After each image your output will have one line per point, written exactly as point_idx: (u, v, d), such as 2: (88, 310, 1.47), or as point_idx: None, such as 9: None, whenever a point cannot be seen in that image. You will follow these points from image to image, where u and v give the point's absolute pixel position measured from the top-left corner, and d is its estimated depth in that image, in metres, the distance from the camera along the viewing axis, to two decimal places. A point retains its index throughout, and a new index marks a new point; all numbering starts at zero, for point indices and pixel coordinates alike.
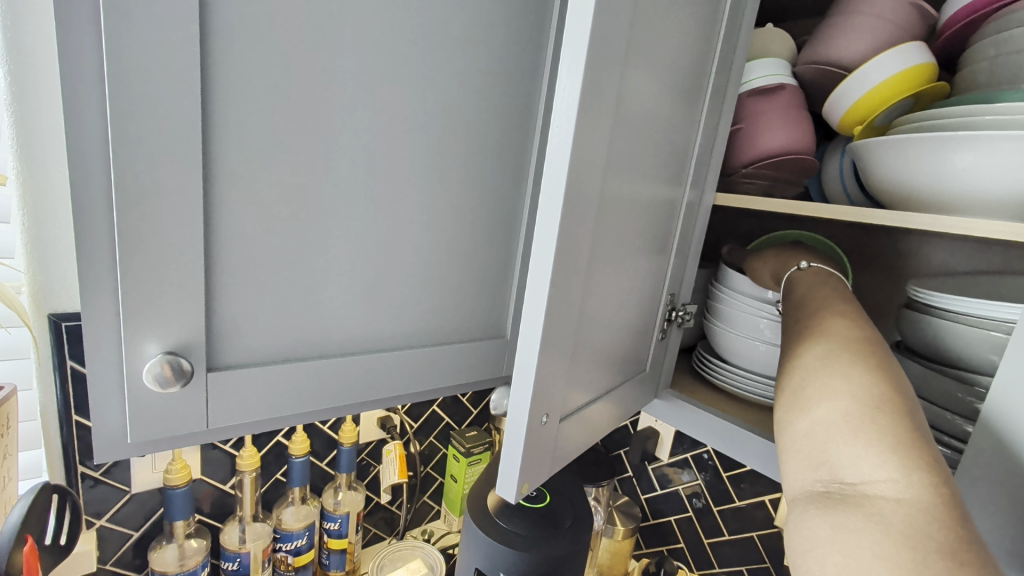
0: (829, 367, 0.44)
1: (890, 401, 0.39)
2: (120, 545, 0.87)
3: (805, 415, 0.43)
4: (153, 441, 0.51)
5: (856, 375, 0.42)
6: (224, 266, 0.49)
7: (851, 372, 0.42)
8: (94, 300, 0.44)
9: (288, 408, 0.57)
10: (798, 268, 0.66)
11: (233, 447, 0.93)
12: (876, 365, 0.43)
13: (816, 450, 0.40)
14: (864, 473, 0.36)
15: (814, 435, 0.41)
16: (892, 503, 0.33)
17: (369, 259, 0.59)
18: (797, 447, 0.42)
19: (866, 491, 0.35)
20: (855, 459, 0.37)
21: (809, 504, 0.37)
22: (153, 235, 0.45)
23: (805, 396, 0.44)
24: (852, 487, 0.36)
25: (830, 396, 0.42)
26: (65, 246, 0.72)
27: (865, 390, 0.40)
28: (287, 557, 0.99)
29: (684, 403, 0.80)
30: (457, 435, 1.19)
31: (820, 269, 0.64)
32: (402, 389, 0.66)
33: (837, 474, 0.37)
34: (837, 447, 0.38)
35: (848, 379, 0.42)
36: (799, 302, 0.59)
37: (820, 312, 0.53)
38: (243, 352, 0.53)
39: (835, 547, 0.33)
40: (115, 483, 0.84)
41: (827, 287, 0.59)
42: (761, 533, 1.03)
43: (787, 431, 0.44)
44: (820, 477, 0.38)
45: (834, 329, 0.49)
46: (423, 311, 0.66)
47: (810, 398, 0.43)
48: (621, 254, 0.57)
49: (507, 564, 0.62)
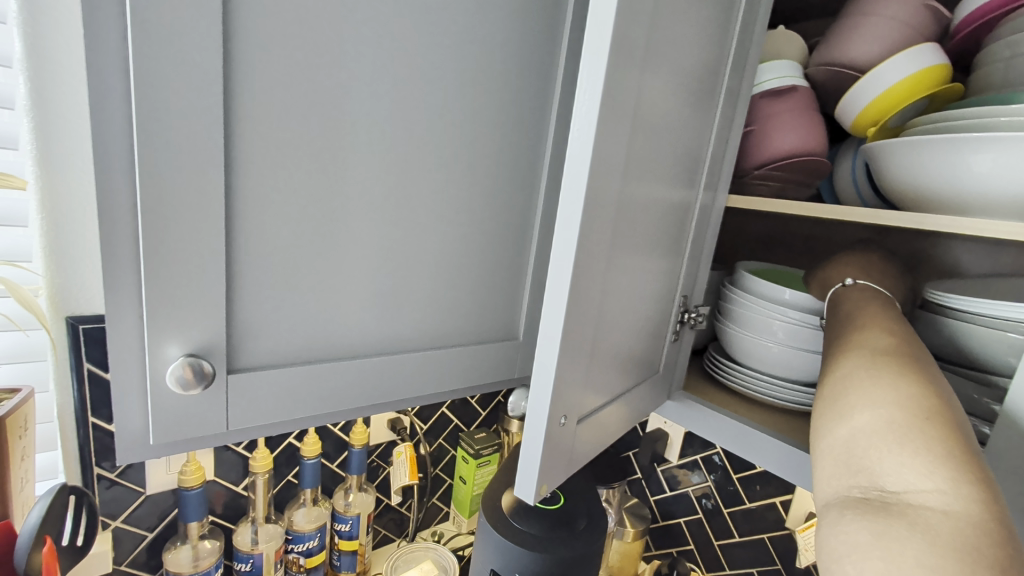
0: (875, 376, 0.44)
1: (940, 413, 0.39)
2: (134, 546, 0.88)
3: (846, 422, 0.42)
4: (174, 442, 0.51)
5: (904, 386, 0.41)
6: (245, 269, 0.50)
7: (899, 382, 0.42)
8: (118, 303, 0.45)
9: (306, 409, 0.57)
10: (841, 285, 0.65)
11: (245, 448, 0.94)
12: (926, 377, 0.42)
13: (856, 458, 0.40)
14: (908, 482, 0.36)
15: (853, 443, 0.41)
16: (939, 515, 0.33)
17: (386, 262, 0.59)
18: (835, 454, 0.42)
19: (910, 500, 0.35)
20: (898, 468, 0.37)
21: (844, 509, 0.37)
22: (176, 238, 0.45)
23: (847, 403, 0.44)
24: (894, 495, 0.36)
25: (875, 403, 0.41)
26: (81, 249, 0.73)
27: (913, 399, 0.40)
28: (298, 558, 0.99)
29: (697, 405, 0.80)
30: (466, 438, 1.19)
31: (869, 286, 0.63)
32: (416, 390, 0.66)
33: (877, 481, 0.37)
34: (879, 455, 0.38)
35: (896, 389, 0.41)
36: (844, 315, 0.58)
37: (866, 324, 0.53)
38: (262, 355, 0.53)
39: (876, 552, 0.33)
40: (130, 484, 0.85)
41: (875, 303, 0.58)
42: (772, 534, 1.03)
43: (823, 438, 0.44)
44: (858, 483, 0.38)
45: (882, 341, 0.48)
46: (438, 314, 0.66)
47: (852, 406, 0.43)
48: (637, 257, 0.57)
49: (523, 566, 0.62)
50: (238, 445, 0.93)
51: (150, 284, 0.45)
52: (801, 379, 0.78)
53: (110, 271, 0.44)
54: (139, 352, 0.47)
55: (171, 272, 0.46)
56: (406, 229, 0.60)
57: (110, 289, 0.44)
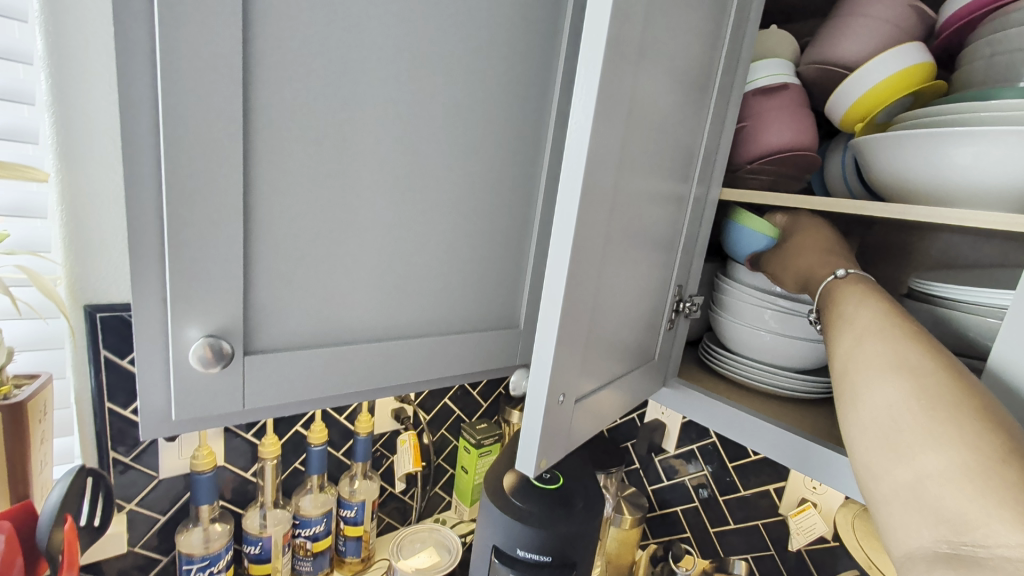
0: (930, 407, 0.41)
1: (1012, 450, 0.37)
2: (147, 529, 0.90)
3: (908, 462, 0.40)
4: (194, 419, 0.54)
5: (966, 422, 0.39)
6: (261, 255, 0.53)
7: (958, 415, 0.39)
8: (145, 286, 0.48)
9: (317, 391, 0.60)
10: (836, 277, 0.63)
11: (254, 435, 0.97)
12: (980, 403, 0.40)
13: (928, 505, 0.38)
14: (997, 535, 0.34)
15: (922, 490, 0.39)
16: None
17: (393, 252, 0.62)
18: (902, 501, 0.40)
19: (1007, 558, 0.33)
20: (983, 518, 0.35)
21: (933, 566, 0.36)
22: (198, 225, 0.48)
23: (904, 443, 0.41)
24: (987, 552, 0.34)
25: (939, 443, 0.39)
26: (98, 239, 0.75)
27: (980, 437, 0.38)
28: (305, 543, 1.02)
29: (691, 391, 0.82)
30: (468, 428, 1.22)
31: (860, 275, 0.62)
32: (422, 375, 0.69)
33: (965, 535, 0.35)
34: (961, 506, 0.36)
35: (959, 428, 0.39)
36: (846, 316, 0.55)
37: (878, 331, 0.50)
38: (276, 337, 0.56)
39: None
40: (144, 468, 0.87)
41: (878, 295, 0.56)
42: (765, 521, 1.06)
43: (880, 479, 0.42)
44: (943, 538, 0.36)
45: (912, 356, 0.45)
46: (442, 302, 0.69)
47: (911, 444, 0.40)
48: (632, 249, 0.60)
49: (524, 541, 0.65)
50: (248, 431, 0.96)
51: (174, 268, 0.48)
52: (792, 366, 0.81)
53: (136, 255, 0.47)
54: (163, 332, 0.50)
55: (193, 257, 0.48)
56: (411, 220, 0.63)
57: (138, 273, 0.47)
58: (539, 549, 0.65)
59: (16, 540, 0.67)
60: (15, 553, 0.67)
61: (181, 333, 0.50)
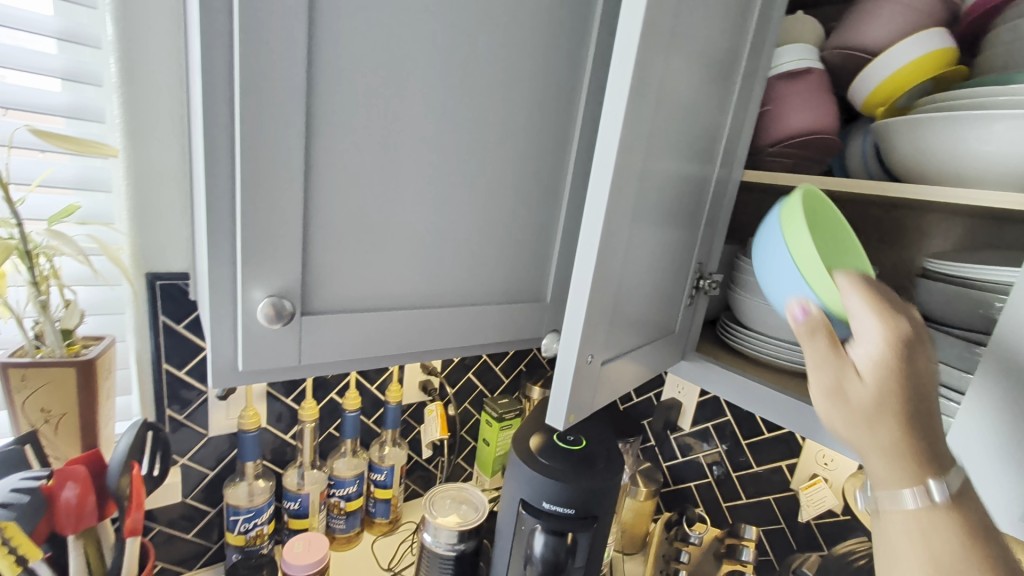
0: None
1: None
2: (196, 483, 0.95)
3: None
4: (256, 373, 0.60)
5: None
6: (318, 224, 0.58)
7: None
8: (219, 249, 0.53)
9: (364, 352, 0.65)
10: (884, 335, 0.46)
11: (294, 399, 1.01)
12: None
13: None
14: None
15: None
16: None
17: (433, 226, 0.67)
18: None
19: None
20: None
21: None
22: (265, 196, 0.53)
23: None
24: None
25: None
26: (159, 213, 0.81)
27: None
28: (339, 502, 1.07)
29: (708, 364, 0.86)
30: (490, 402, 1.27)
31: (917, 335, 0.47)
32: (456, 342, 0.74)
33: None
34: None
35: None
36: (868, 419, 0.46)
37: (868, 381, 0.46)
38: (329, 301, 0.61)
39: None
40: (195, 426, 0.92)
41: (892, 355, 0.45)
42: (777, 496, 1.10)
43: None
44: None
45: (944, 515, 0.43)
46: (474, 275, 0.74)
47: None
48: (658, 225, 0.64)
49: (550, 494, 0.71)
50: (283, 395, 1.00)
51: (245, 233, 0.53)
52: None
53: (213, 220, 0.52)
54: (233, 292, 0.55)
55: (260, 224, 0.54)
56: (448, 196, 0.67)
57: (212, 237, 0.53)
58: (562, 501, 0.71)
59: (90, 481, 0.73)
60: (88, 493, 0.72)
61: (248, 293, 0.55)
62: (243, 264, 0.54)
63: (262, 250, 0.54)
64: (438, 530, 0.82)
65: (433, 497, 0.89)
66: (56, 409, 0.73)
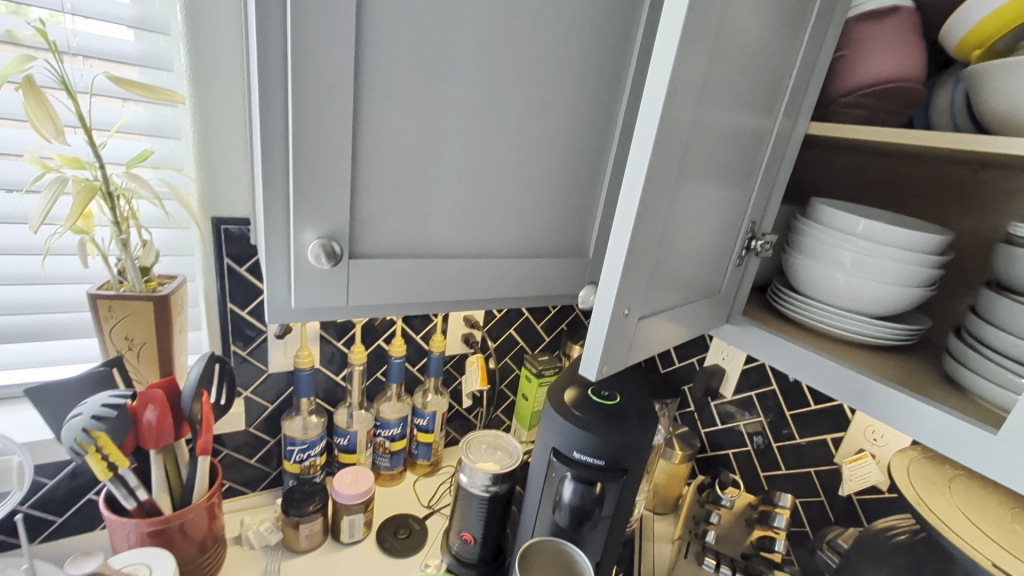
0: None
1: None
2: (258, 415, 1.02)
3: None
4: (307, 312, 0.63)
5: None
6: (366, 169, 0.60)
7: None
8: (275, 188, 0.56)
9: (407, 297, 0.68)
10: None
11: (345, 344, 1.07)
12: None
13: None
14: None
15: None
16: None
17: (477, 175, 0.67)
18: None
19: None
20: None
21: None
22: (316, 140, 0.55)
23: None
24: None
25: None
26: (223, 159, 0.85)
27: None
28: (385, 442, 1.13)
29: (753, 328, 0.84)
30: (530, 359, 1.29)
31: None
32: (496, 293, 0.75)
33: None
34: None
35: None
36: None
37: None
38: (375, 245, 0.63)
39: None
40: (256, 362, 0.97)
41: None
42: (819, 469, 1.07)
43: None
44: None
45: None
46: (515, 226, 0.74)
47: None
48: (708, 177, 0.61)
49: (582, 443, 0.73)
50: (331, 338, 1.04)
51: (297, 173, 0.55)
52: (866, 311, 0.79)
53: (269, 161, 0.55)
54: (286, 230, 0.58)
55: (312, 166, 0.55)
56: (494, 145, 0.67)
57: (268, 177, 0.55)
58: (594, 452, 0.73)
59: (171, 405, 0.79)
60: (167, 416, 0.79)
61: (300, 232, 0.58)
62: (296, 204, 0.56)
63: (313, 191, 0.56)
64: (473, 472, 0.86)
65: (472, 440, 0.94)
66: (137, 337, 0.81)
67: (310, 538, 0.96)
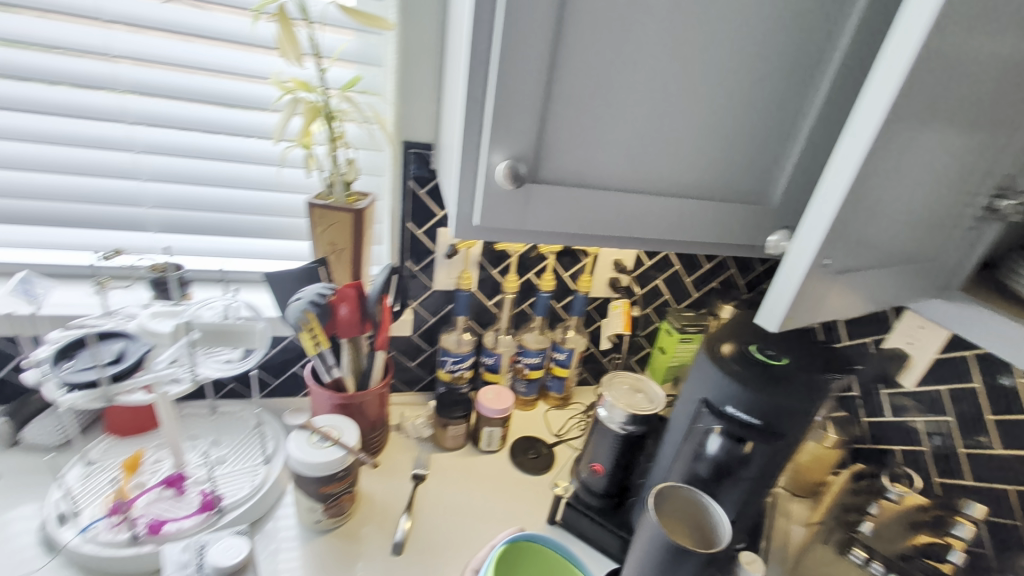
0: None
1: None
2: (420, 326, 1.13)
3: None
4: (485, 231, 0.67)
5: None
6: (556, 94, 0.60)
7: None
8: (474, 110, 0.59)
9: (576, 228, 0.69)
10: None
11: (499, 273, 1.13)
12: None
13: None
14: None
15: None
16: None
17: (664, 106, 0.64)
18: None
19: None
20: None
21: None
22: (517, 60, 0.55)
23: None
24: None
25: None
26: (418, 86, 0.90)
27: None
28: (523, 368, 1.20)
29: (974, 305, 0.70)
30: (672, 313, 1.25)
31: None
32: (664, 234, 0.73)
33: None
34: None
35: None
36: None
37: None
38: (555, 173, 0.64)
39: None
40: (426, 278, 1.07)
41: None
42: (1021, 489, 0.88)
43: None
44: None
45: None
46: (695, 164, 0.69)
47: None
48: (958, 114, 0.51)
49: (738, 399, 0.70)
50: (485, 266, 1.11)
51: (496, 95, 0.57)
52: None
53: (472, 82, 0.57)
54: (479, 152, 0.61)
55: (510, 87, 0.57)
56: (688, 72, 0.62)
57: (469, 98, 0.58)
58: (751, 410, 0.69)
59: (360, 302, 0.91)
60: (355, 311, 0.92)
61: (492, 155, 0.60)
62: (492, 127, 0.59)
63: (508, 114, 0.58)
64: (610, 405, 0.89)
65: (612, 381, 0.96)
66: (338, 243, 0.93)
67: (455, 438, 1.09)
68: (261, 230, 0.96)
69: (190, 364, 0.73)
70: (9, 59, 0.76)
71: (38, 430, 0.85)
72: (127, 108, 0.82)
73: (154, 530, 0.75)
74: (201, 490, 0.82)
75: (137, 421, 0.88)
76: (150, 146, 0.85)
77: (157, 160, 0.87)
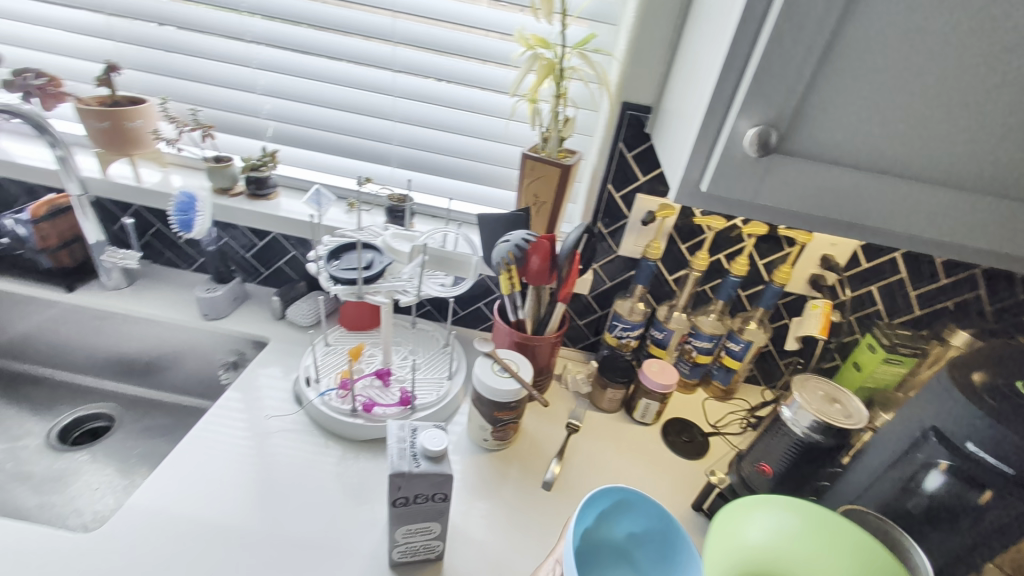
0: None
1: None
2: (597, 287, 1.16)
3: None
4: (709, 199, 0.63)
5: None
6: (834, 54, 0.53)
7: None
8: (734, 69, 0.55)
9: (815, 208, 0.62)
10: None
11: (689, 248, 1.10)
12: None
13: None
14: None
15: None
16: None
17: (966, 76, 0.54)
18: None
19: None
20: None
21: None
22: (801, 11, 0.50)
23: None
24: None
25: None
26: (652, 44, 0.88)
27: None
28: (692, 351, 1.15)
29: None
30: (883, 327, 1.06)
31: None
32: (921, 230, 0.62)
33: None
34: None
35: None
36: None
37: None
38: (806, 144, 0.58)
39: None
40: (613, 242, 1.09)
41: None
42: None
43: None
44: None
45: None
46: (989, 151, 0.58)
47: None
48: None
49: (987, 438, 0.59)
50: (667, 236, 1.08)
51: (766, 53, 0.53)
52: None
53: (739, 38, 0.54)
54: (728, 114, 0.57)
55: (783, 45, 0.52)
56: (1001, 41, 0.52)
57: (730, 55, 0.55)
58: (997, 451, 0.58)
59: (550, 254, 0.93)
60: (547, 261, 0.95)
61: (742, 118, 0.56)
62: (750, 88, 0.55)
63: (774, 76, 0.54)
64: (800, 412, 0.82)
65: (807, 388, 0.85)
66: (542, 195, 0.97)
67: (611, 401, 1.11)
68: (475, 176, 1.05)
69: (416, 283, 0.82)
70: (321, 10, 0.93)
71: (299, 309, 1.07)
72: (394, 56, 0.96)
73: (366, 409, 0.92)
74: (401, 388, 0.98)
75: (360, 321, 1.06)
76: (404, 90, 0.98)
77: (407, 103, 1.00)
